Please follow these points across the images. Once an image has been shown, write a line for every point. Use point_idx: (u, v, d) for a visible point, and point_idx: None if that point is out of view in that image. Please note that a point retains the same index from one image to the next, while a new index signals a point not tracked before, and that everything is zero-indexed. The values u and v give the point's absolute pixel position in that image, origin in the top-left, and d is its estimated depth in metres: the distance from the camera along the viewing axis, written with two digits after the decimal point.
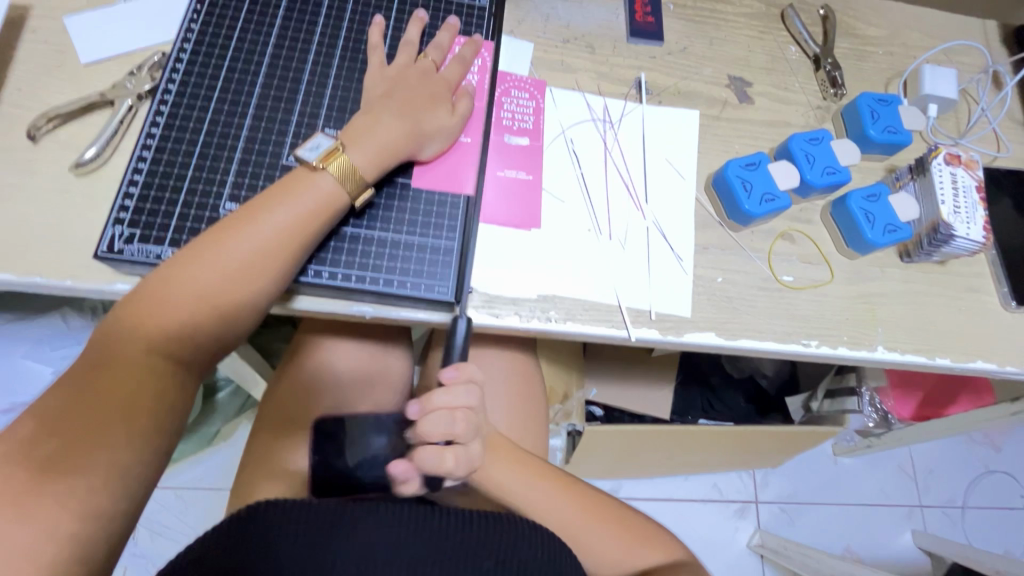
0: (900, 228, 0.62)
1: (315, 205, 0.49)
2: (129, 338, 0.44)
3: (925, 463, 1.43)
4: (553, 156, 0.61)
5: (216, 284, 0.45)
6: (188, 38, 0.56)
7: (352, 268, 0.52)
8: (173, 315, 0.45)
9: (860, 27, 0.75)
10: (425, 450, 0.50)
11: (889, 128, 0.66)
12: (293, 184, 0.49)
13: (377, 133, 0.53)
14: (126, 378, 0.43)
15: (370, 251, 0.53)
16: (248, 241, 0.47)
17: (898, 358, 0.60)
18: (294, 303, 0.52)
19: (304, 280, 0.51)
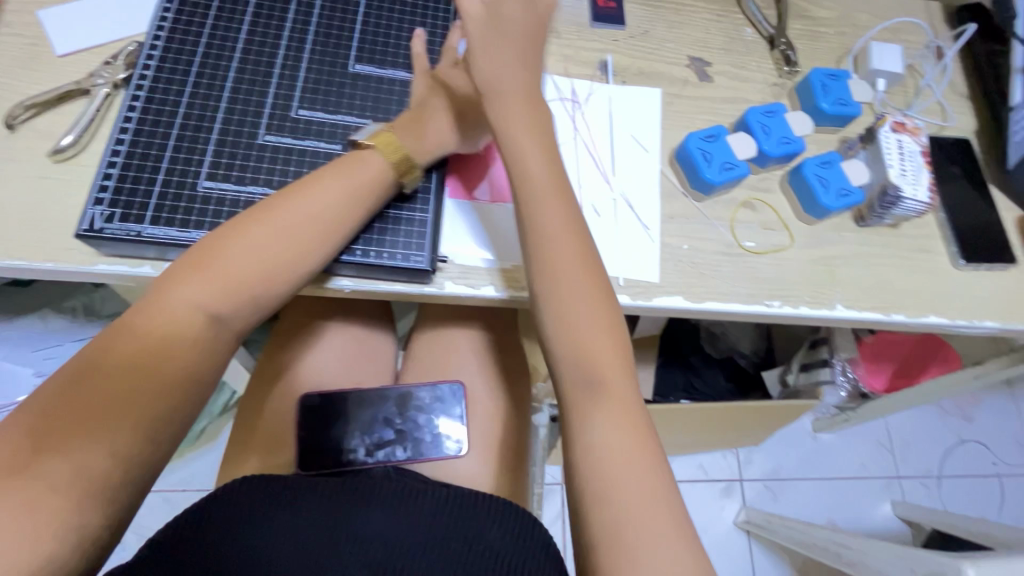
0: (852, 192, 0.65)
1: (364, 186, 0.52)
2: (175, 293, 0.47)
3: (900, 435, 1.48)
4: None
5: (261, 251, 0.49)
6: (162, 27, 0.57)
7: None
8: (218, 275, 0.47)
9: (812, 10, 0.79)
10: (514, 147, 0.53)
11: (840, 100, 0.69)
12: (344, 163, 0.52)
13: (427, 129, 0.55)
14: (158, 335, 0.46)
15: None
16: (297, 215, 0.50)
17: (856, 315, 0.64)
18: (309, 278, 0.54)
19: (348, 258, 0.53)
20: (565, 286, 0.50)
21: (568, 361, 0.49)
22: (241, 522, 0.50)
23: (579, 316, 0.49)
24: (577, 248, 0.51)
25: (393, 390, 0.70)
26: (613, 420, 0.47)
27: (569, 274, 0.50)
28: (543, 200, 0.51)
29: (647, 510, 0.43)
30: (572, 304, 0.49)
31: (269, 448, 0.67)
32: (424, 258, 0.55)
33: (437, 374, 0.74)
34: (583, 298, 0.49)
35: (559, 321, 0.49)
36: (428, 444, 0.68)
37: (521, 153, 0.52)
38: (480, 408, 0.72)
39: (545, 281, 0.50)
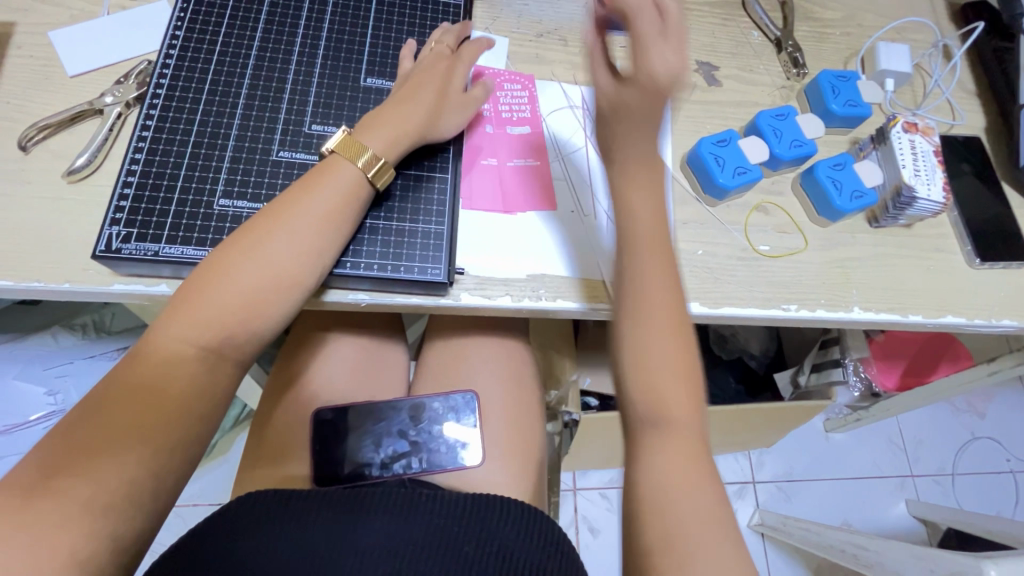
0: (866, 194, 0.65)
1: (347, 201, 0.51)
2: (168, 330, 0.45)
3: (912, 433, 1.47)
4: (554, 142, 0.64)
5: (260, 278, 0.47)
6: (173, 45, 0.57)
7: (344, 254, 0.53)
8: (215, 308, 0.46)
9: (818, 11, 0.79)
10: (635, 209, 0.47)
11: (850, 102, 0.69)
12: (325, 177, 0.51)
13: (395, 121, 0.54)
14: (167, 370, 0.44)
15: (365, 238, 0.54)
16: (290, 235, 0.48)
17: (873, 317, 0.63)
18: (326, 295, 0.54)
19: (340, 272, 0.53)
20: (650, 330, 0.45)
21: (639, 398, 0.44)
22: (253, 522, 0.51)
23: (665, 356, 0.44)
24: (673, 297, 0.46)
25: (406, 401, 0.70)
26: (674, 456, 0.43)
27: (656, 318, 0.45)
28: (643, 244, 0.47)
29: (693, 519, 0.41)
30: (657, 348, 0.44)
31: (285, 462, 0.67)
32: (439, 271, 0.54)
33: (451, 383, 0.73)
34: (667, 339, 0.45)
35: (637, 358, 0.45)
36: (444, 454, 0.69)
37: (627, 199, 0.47)
38: (495, 418, 0.72)
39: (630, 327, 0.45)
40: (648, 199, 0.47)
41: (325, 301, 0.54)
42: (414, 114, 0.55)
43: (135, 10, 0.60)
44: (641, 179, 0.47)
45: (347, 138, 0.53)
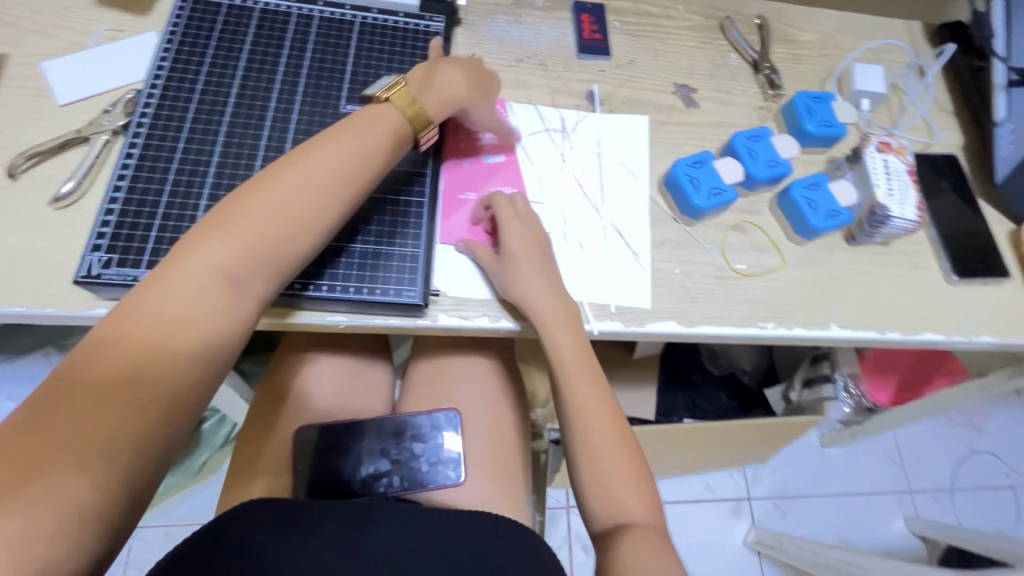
0: (840, 213, 0.66)
1: (372, 141, 0.52)
2: (197, 255, 0.45)
3: (910, 447, 1.46)
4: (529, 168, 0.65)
5: (286, 209, 0.47)
6: (159, 75, 0.59)
7: (316, 277, 0.54)
8: (245, 233, 0.46)
9: (794, 33, 0.81)
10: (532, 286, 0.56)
11: (824, 123, 0.70)
12: (355, 124, 0.52)
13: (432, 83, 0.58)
14: (190, 302, 0.43)
15: (342, 262, 0.55)
16: (326, 162, 0.49)
17: (851, 334, 0.64)
18: (299, 316, 0.55)
19: (309, 293, 0.53)
20: (600, 443, 0.54)
21: (599, 503, 0.53)
22: (273, 529, 0.52)
23: (608, 460, 0.54)
24: (606, 409, 0.56)
25: (388, 419, 0.70)
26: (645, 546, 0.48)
27: (601, 440, 0.54)
28: (573, 375, 0.56)
29: None
30: (604, 451, 0.54)
31: (267, 482, 0.67)
32: (417, 294, 0.55)
33: (436, 401, 0.74)
34: (614, 454, 0.54)
35: (593, 468, 0.54)
36: (427, 472, 0.69)
37: (553, 343, 0.56)
38: (480, 436, 0.72)
39: (582, 445, 0.54)
40: (569, 338, 0.56)
41: (293, 321, 0.54)
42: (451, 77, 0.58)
43: (123, 40, 0.62)
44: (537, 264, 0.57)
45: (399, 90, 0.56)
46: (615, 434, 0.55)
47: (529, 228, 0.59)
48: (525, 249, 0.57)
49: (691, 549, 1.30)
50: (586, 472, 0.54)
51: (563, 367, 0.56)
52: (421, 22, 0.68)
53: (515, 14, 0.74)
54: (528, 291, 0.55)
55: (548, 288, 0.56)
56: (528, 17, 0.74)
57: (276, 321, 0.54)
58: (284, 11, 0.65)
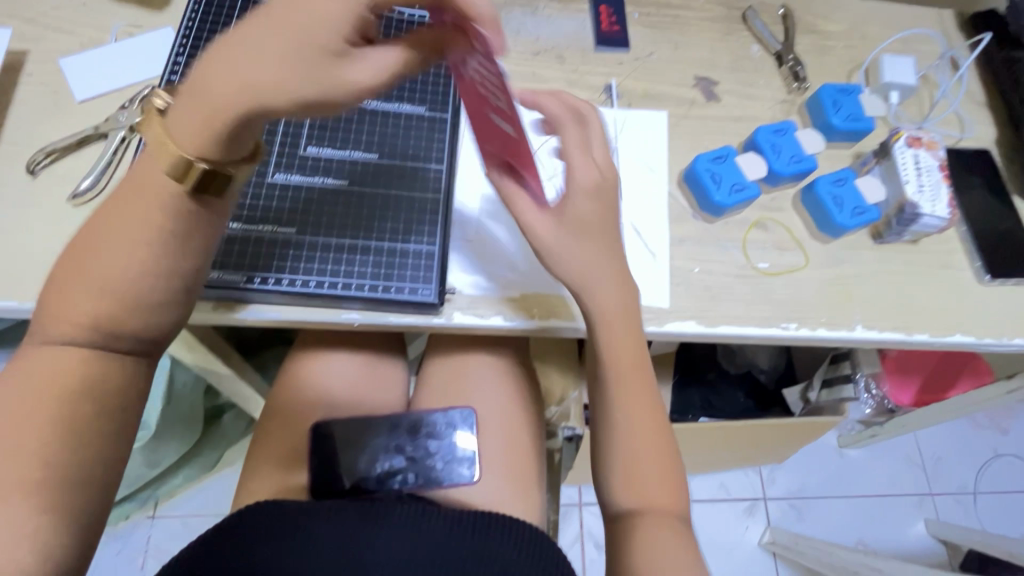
0: (867, 211, 0.64)
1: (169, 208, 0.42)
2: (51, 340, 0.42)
3: (932, 449, 1.43)
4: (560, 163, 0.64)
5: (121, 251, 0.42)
6: (175, 71, 0.59)
7: (269, 270, 0.53)
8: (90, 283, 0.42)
9: (820, 24, 0.78)
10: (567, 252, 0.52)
11: (851, 116, 0.68)
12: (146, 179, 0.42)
13: (215, 96, 0.39)
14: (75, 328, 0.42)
15: (334, 256, 0.55)
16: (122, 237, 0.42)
17: (876, 336, 0.62)
18: (245, 310, 0.53)
19: (259, 288, 0.52)
20: (641, 436, 0.53)
21: (627, 488, 0.53)
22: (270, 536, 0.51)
23: (644, 446, 0.53)
24: (635, 362, 0.54)
25: (404, 417, 0.71)
26: (657, 535, 0.50)
27: (641, 430, 0.53)
28: (628, 372, 0.54)
29: None
30: (644, 443, 0.53)
31: (282, 477, 0.67)
32: (376, 287, 0.54)
33: (449, 399, 0.73)
34: (650, 445, 0.53)
35: (633, 458, 0.53)
36: (441, 470, 0.69)
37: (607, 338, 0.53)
38: (493, 432, 0.72)
39: (624, 433, 0.54)
40: (630, 339, 0.54)
41: (240, 316, 0.53)
42: (310, 21, 0.38)
43: (141, 36, 0.62)
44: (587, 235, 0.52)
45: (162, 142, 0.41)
46: (644, 396, 0.54)
47: (598, 190, 0.53)
48: (591, 227, 0.53)
49: (706, 548, 1.29)
50: (623, 458, 0.53)
51: (618, 366, 0.54)
52: None
53: (532, 6, 0.72)
54: (570, 257, 0.52)
55: (609, 275, 0.53)
56: (545, 8, 0.73)
57: (224, 316, 0.53)
58: None
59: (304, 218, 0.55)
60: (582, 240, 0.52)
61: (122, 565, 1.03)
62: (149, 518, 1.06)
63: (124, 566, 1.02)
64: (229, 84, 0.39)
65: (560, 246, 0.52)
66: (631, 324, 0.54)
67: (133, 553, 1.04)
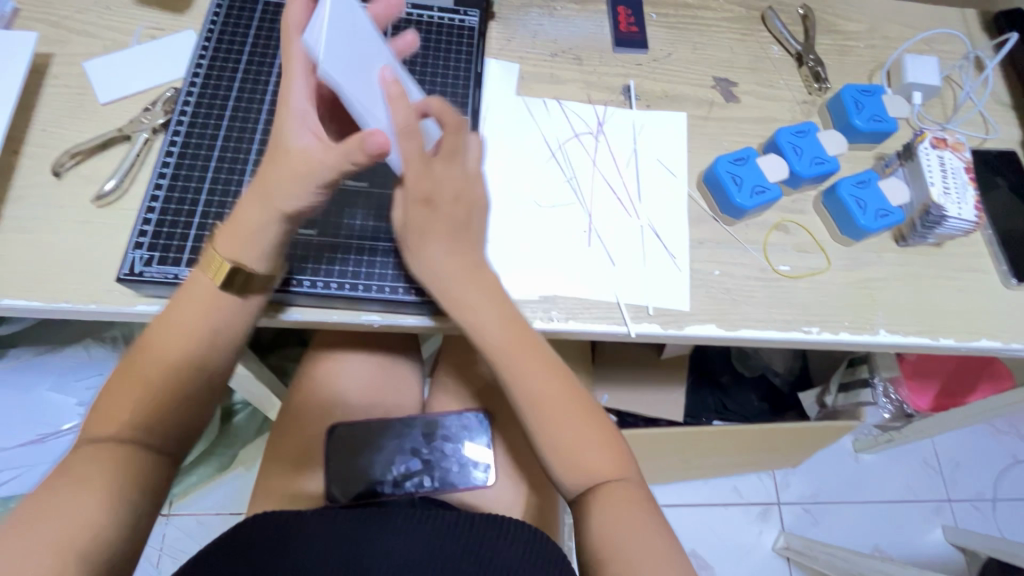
0: (892, 213, 0.63)
1: (218, 306, 0.47)
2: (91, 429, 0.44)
3: (949, 455, 1.41)
4: (577, 164, 0.64)
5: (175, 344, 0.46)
6: (198, 73, 0.59)
7: (289, 271, 0.53)
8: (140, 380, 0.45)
9: (841, 24, 0.78)
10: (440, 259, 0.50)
11: (874, 117, 0.67)
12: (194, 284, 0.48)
13: (246, 219, 0.47)
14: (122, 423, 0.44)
15: (370, 259, 0.55)
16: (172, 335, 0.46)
17: (900, 341, 0.61)
18: (287, 312, 0.54)
19: (298, 290, 0.53)
20: (550, 415, 0.50)
21: (568, 476, 0.50)
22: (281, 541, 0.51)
23: (566, 431, 0.50)
24: (545, 384, 0.51)
25: (419, 419, 0.71)
26: (614, 508, 0.48)
27: (552, 411, 0.50)
28: (507, 348, 0.51)
29: None
30: (560, 426, 0.50)
31: (299, 477, 0.68)
32: (396, 287, 0.54)
33: (465, 401, 0.73)
34: (566, 425, 0.50)
35: (554, 444, 0.50)
36: (457, 474, 0.69)
37: (473, 321, 0.51)
38: (508, 435, 0.72)
39: (545, 422, 0.50)
40: (497, 312, 0.51)
41: (262, 317, 0.53)
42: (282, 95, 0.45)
43: (163, 39, 0.63)
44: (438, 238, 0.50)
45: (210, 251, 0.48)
46: (569, 412, 0.50)
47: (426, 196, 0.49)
48: (443, 222, 0.50)
49: (719, 552, 1.28)
50: (545, 442, 0.50)
51: (497, 348, 0.51)
52: (455, 17, 0.67)
53: (549, 7, 0.72)
54: (441, 268, 0.50)
55: (468, 263, 0.51)
56: (563, 10, 0.72)
57: (269, 318, 0.54)
58: None
59: (326, 220, 0.56)
60: (435, 242, 0.50)
61: (138, 562, 1.03)
62: (164, 516, 1.06)
63: (140, 563, 1.03)
64: (253, 207, 0.46)
65: (431, 254, 0.50)
66: (518, 335, 0.51)
67: (148, 550, 1.04)
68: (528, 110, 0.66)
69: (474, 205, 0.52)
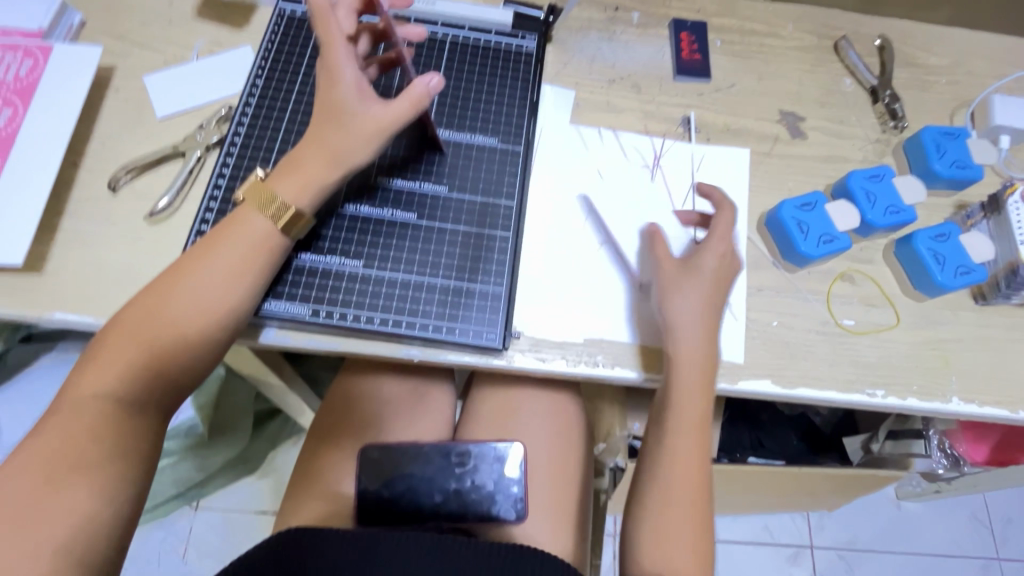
0: (973, 270, 0.58)
1: (266, 246, 0.47)
2: (92, 376, 0.43)
3: (1001, 510, 1.32)
4: (632, 200, 0.62)
5: (200, 301, 0.45)
6: (253, 92, 0.59)
7: (334, 304, 0.52)
8: (167, 322, 0.44)
9: (921, 56, 0.72)
10: (683, 305, 0.53)
11: (957, 163, 0.62)
12: (235, 226, 0.47)
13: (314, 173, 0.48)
14: (143, 367, 0.44)
15: (390, 293, 0.53)
16: (209, 277, 0.45)
17: (975, 411, 0.56)
18: (275, 335, 0.52)
19: (284, 315, 0.51)
20: (681, 430, 0.52)
21: (659, 488, 0.52)
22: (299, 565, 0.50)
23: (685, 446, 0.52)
24: (702, 397, 0.52)
25: (452, 445, 0.68)
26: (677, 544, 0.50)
27: (682, 429, 0.52)
28: (686, 368, 0.52)
29: None
30: (683, 439, 0.52)
31: (326, 497, 0.67)
32: (438, 326, 0.52)
33: (499, 433, 0.71)
34: (690, 437, 0.52)
35: (671, 453, 0.52)
36: (489, 506, 0.65)
37: (676, 331, 0.52)
38: (539, 470, 0.70)
39: (671, 430, 0.52)
40: (701, 343, 0.53)
41: (300, 343, 0.52)
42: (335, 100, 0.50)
43: (220, 54, 0.63)
44: (690, 289, 0.53)
45: (259, 185, 0.48)
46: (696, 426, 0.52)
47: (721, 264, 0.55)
48: (704, 276, 0.54)
49: None
50: (663, 449, 0.53)
51: (681, 363, 0.52)
52: (512, 41, 0.65)
53: (609, 32, 0.69)
54: (684, 305, 0.53)
55: (692, 318, 0.53)
56: (623, 34, 0.69)
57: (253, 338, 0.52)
58: None
59: (372, 250, 0.54)
60: (693, 292, 0.53)
61: (165, 554, 1.05)
62: (192, 509, 1.07)
63: (166, 555, 1.04)
64: (319, 161, 0.48)
65: (678, 299, 0.53)
66: (706, 358, 0.52)
67: (175, 543, 1.06)
68: (581, 138, 0.64)
69: (722, 269, 0.55)
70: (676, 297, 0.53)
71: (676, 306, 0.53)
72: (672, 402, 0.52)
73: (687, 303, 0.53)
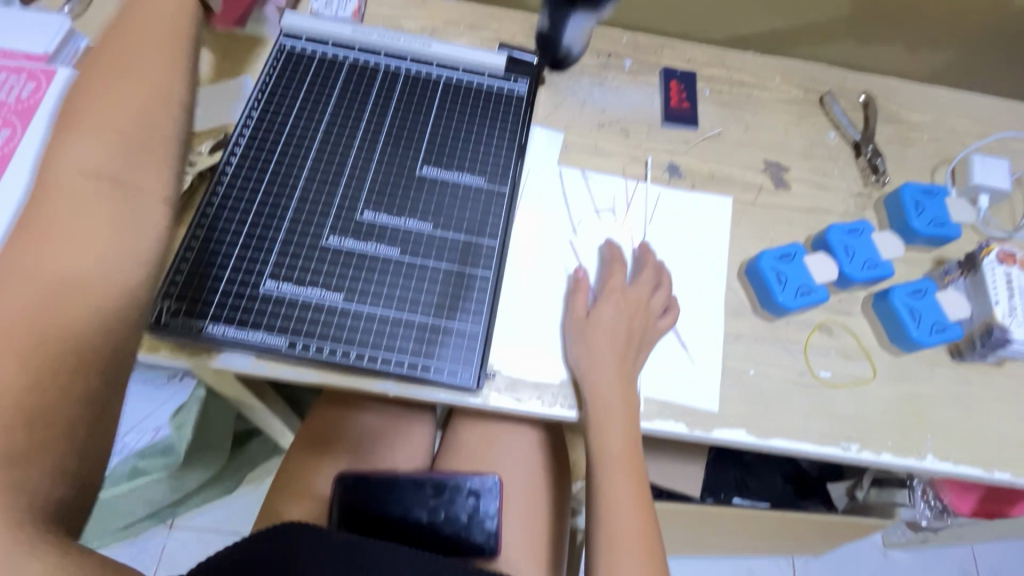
0: (947, 327, 0.59)
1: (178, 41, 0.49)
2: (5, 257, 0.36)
3: (989, 563, 1.29)
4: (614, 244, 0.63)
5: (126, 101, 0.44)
6: (248, 123, 0.60)
7: (311, 337, 0.52)
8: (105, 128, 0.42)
9: (905, 114, 0.74)
10: (598, 348, 0.54)
11: (936, 221, 0.64)
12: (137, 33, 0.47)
13: None
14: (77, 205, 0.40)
15: (366, 328, 0.53)
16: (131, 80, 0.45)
17: (950, 469, 0.56)
18: (251, 365, 0.52)
19: (260, 347, 0.51)
20: (613, 470, 0.54)
21: (604, 524, 0.53)
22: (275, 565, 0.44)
23: (617, 486, 0.54)
24: (626, 433, 0.53)
25: (428, 477, 0.67)
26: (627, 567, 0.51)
27: (615, 467, 0.54)
28: (608, 407, 0.53)
29: None
30: (618, 479, 0.54)
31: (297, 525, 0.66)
32: (413, 363, 0.53)
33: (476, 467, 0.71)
34: (625, 476, 0.54)
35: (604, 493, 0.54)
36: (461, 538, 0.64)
37: (591, 375, 0.54)
38: (514, 506, 0.69)
39: (601, 471, 0.54)
40: (615, 379, 0.54)
41: (277, 374, 0.52)
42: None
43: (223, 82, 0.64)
44: (601, 330, 0.55)
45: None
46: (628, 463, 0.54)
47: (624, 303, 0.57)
48: (612, 332, 0.55)
49: None
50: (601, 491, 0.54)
51: (600, 405, 0.53)
52: (505, 84, 0.67)
53: (601, 77, 0.71)
54: (595, 349, 0.54)
55: (603, 361, 0.54)
56: (614, 80, 0.71)
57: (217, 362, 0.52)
58: (371, 65, 0.65)
59: (352, 285, 0.55)
60: (602, 333, 0.55)
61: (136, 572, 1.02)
62: (167, 527, 1.06)
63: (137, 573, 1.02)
64: None
65: (592, 342, 0.55)
66: (624, 394, 0.53)
67: (147, 561, 1.03)
68: (565, 181, 0.65)
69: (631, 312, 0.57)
70: (591, 339, 0.55)
71: (590, 348, 0.55)
72: (599, 445, 0.53)
73: (600, 346, 0.55)
